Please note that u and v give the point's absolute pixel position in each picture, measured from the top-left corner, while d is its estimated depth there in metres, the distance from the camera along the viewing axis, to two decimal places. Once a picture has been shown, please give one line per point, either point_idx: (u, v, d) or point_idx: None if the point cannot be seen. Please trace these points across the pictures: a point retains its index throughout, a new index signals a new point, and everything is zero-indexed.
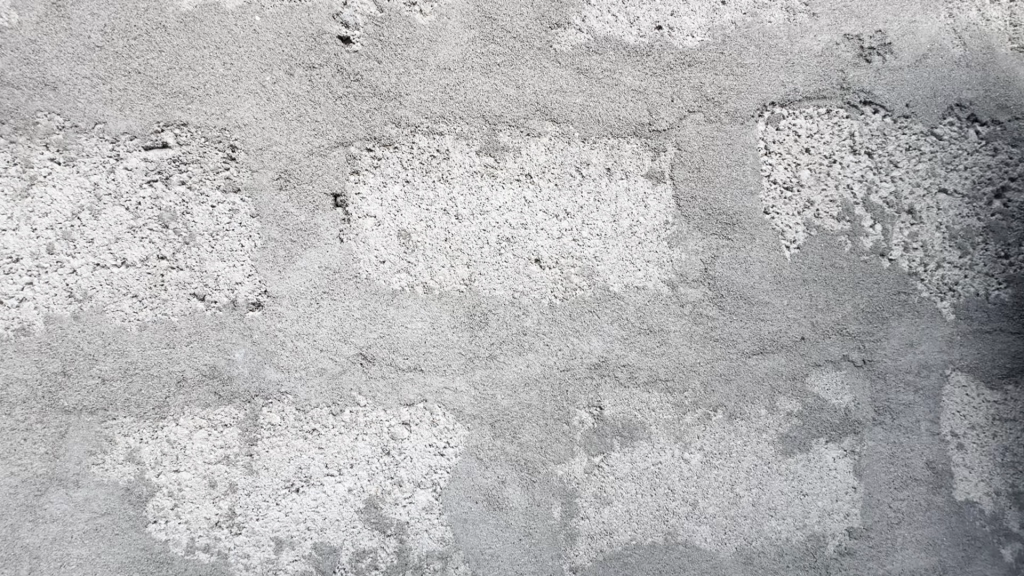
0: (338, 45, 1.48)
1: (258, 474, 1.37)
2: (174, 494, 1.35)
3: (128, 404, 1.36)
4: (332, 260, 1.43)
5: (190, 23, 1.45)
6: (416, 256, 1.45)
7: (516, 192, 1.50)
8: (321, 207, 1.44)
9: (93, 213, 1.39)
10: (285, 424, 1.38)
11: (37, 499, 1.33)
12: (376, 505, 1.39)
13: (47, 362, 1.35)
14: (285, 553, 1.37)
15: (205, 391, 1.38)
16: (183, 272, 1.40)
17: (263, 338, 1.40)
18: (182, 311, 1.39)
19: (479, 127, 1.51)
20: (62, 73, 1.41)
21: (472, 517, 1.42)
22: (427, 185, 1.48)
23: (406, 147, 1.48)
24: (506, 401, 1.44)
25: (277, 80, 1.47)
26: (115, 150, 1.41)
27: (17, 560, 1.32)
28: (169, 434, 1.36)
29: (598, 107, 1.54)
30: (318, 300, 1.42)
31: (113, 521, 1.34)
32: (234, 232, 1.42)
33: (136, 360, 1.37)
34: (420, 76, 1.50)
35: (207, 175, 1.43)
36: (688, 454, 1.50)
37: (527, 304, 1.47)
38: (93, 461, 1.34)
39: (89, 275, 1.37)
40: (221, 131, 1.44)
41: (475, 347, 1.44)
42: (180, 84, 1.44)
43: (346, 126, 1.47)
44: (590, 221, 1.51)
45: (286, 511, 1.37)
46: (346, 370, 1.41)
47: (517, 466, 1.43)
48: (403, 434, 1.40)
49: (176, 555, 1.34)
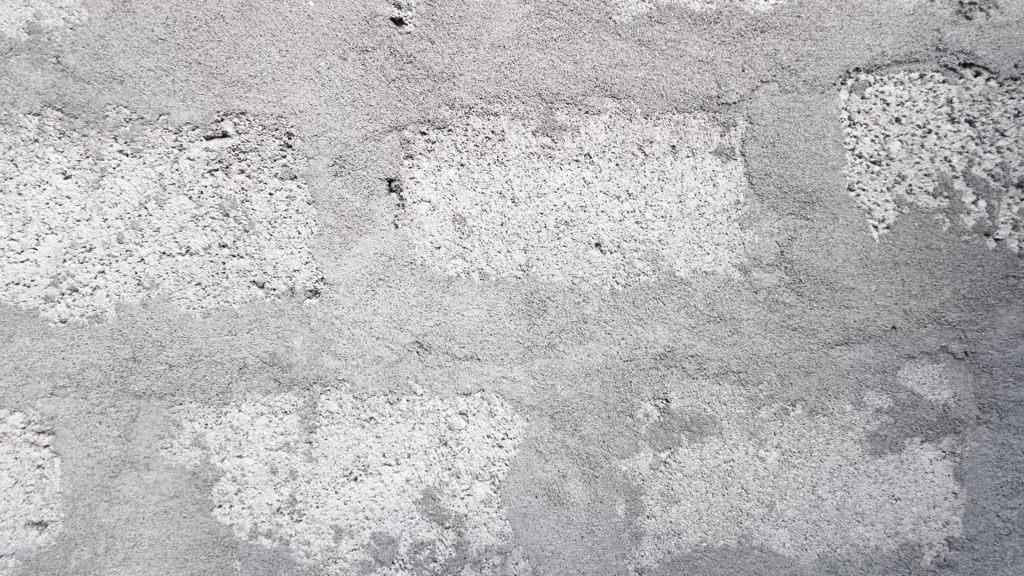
0: (391, 27, 1.45)
1: (317, 463, 1.36)
2: (237, 480, 1.36)
3: (193, 390, 1.38)
4: (387, 246, 1.41)
5: (247, 11, 1.46)
6: (472, 242, 1.41)
7: (574, 173, 1.42)
8: (376, 192, 1.42)
9: (159, 202, 1.42)
10: (343, 412, 1.37)
11: (112, 480, 1.36)
12: (433, 497, 1.36)
13: (119, 347, 1.39)
14: (344, 541, 1.36)
15: (265, 378, 1.38)
16: (243, 259, 1.41)
17: (321, 325, 1.39)
18: (243, 298, 1.40)
19: (535, 106, 1.44)
20: (128, 67, 1.45)
21: (532, 512, 1.36)
22: (482, 168, 1.43)
23: (460, 129, 1.43)
24: (566, 392, 1.38)
25: (331, 66, 1.45)
26: (178, 140, 1.43)
27: (94, 539, 1.36)
28: (233, 420, 1.37)
29: (662, 81, 1.44)
30: (374, 287, 1.39)
31: (181, 504, 1.36)
32: (292, 219, 1.41)
33: (200, 347, 1.39)
34: (474, 55, 1.45)
35: (265, 163, 1.43)
36: (763, 452, 1.39)
37: (587, 291, 1.40)
38: (162, 445, 1.37)
39: (156, 264, 1.40)
40: (278, 118, 1.44)
41: (533, 335, 1.39)
42: (238, 73, 1.45)
43: (399, 109, 1.44)
44: (654, 202, 1.42)
45: (344, 499, 1.36)
46: (402, 358, 1.38)
47: (578, 460, 1.37)
48: (460, 424, 1.36)
49: (240, 540, 1.36)
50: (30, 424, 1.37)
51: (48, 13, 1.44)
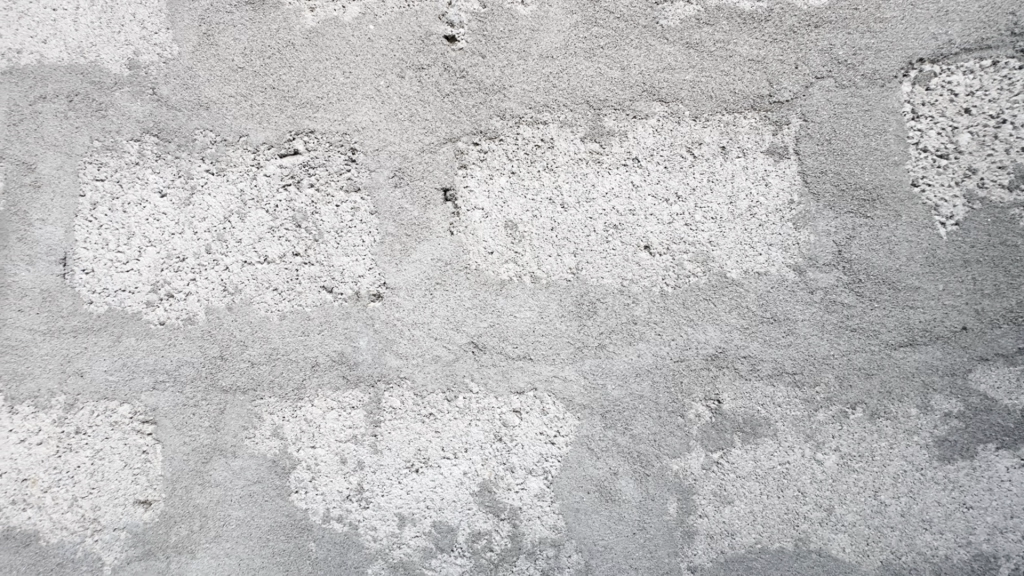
0: (444, 45, 1.54)
1: (382, 454, 1.46)
2: (311, 468, 1.48)
3: (272, 385, 1.52)
4: (444, 252, 1.49)
5: (315, 38, 1.58)
6: (524, 246, 1.47)
7: (623, 177, 1.45)
8: (433, 202, 1.50)
9: (241, 216, 1.57)
10: (405, 408, 1.46)
11: (205, 465, 1.52)
12: (489, 489, 1.43)
13: (209, 346, 1.55)
14: (407, 529, 1.45)
15: (335, 375, 1.50)
16: (314, 266, 1.53)
17: (384, 327, 1.49)
18: (314, 302, 1.52)
19: (583, 113, 1.48)
20: (213, 95, 1.61)
21: (585, 507, 1.40)
22: (532, 175, 1.48)
23: (511, 139, 1.50)
24: (616, 392, 1.41)
25: (390, 84, 1.55)
26: (256, 159, 1.58)
27: (190, 518, 1.51)
28: (306, 414, 1.50)
29: (711, 82, 1.44)
30: (432, 291, 1.48)
31: (263, 489, 1.50)
32: (356, 228, 1.52)
33: (278, 346, 1.53)
34: (524, 67, 1.51)
35: (332, 177, 1.55)
36: (821, 455, 1.37)
37: (637, 292, 1.42)
38: (247, 435, 1.51)
39: (239, 271, 1.55)
40: (343, 135, 1.56)
41: (583, 336, 1.43)
42: (307, 95, 1.58)
43: (453, 122, 1.52)
44: (703, 203, 1.42)
45: (407, 489, 1.45)
46: (459, 358, 1.46)
47: (629, 459, 1.40)
48: (514, 421, 1.43)
49: (314, 523, 1.48)
50: (137, 414, 1.55)
51: (146, 50, 1.63)
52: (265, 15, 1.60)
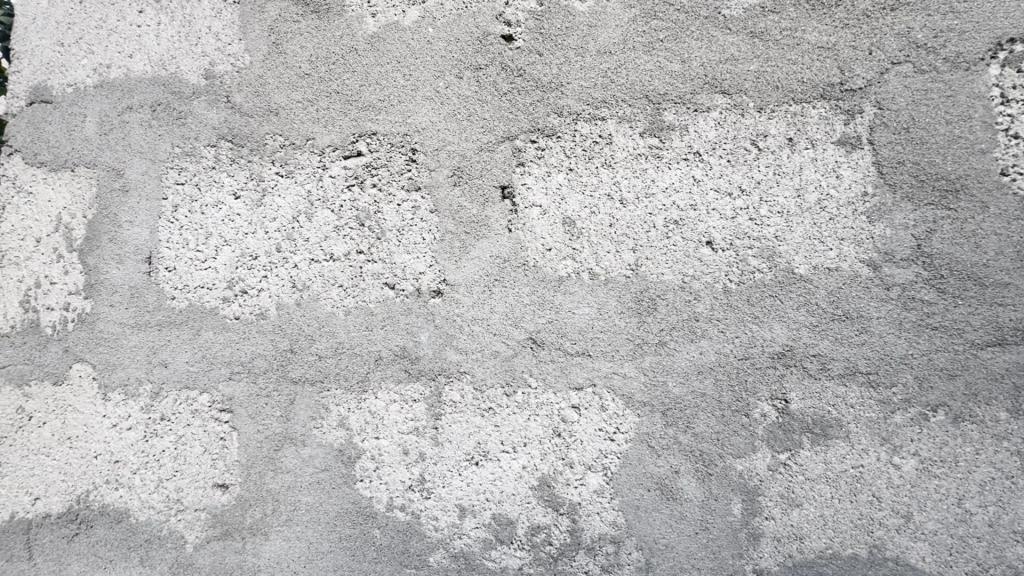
0: (502, 44, 1.56)
1: (443, 447, 1.50)
2: (375, 458, 1.54)
3: (338, 378, 1.58)
4: (502, 249, 1.51)
5: (376, 43, 1.64)
6: (582, 242, 1.47)
7: (683, 172, 1.43)
8: (491, 200, 1.53)
9: (308, 216, 1.64)
10: (465, 402, 1.49)
11: (277, 452, 1.60)
12: (549, 484, 1.44)
13: (280, 340, 1.63)
14: (468, 519, 1.48)
15: (397, 369, 1.54)
16: (377, 263, 1.58)
17: (444, 322, 1.53)
18: (377, 298, 1.57)
19: (642, 108, 1.47)
20: (282, 101, 1.69)
21: (645, 505, 1.39)
22: (590, 171, 1.48)
23: (568, 135, 1.50)
24: (677, 389, 1.39)
25: (449, 84, 1.59)
26: (322, 161, 1.65)
27: (263, 501, 1.60)
28: (370, 406, 1.55)
29: (776, 71, 1.40)
30: (490, 287, 1.50)
31: (330, 476, 1.56)
32: (417, 226, 1.57)
33: (343, 341, 1.59)
34: (581, 63, 1.51)
35: (393, 177, 1.60)
36: (898, 459, 1.31)
37: (698, 289, 1.40)
38: (315, 425, 1.58)
39: (306, 269, 1.63)
40: (404, 136, 1.60)
41: (643, 332, 1.42)
42: (370, 98, 1.64)
43: (511, 120, 1.54)
44: (769, 197, 1.38)
45: (467, 481, 1.48)
46: (518, 353, 1.47)
47: (692, 458, 1.38)
48: (573, 417, 1.43)
49: (379, 511, 1.53)
50: (215, 403, 1.65)
51: (220, 61, 1.74)
52: (330, 23, 1.68)
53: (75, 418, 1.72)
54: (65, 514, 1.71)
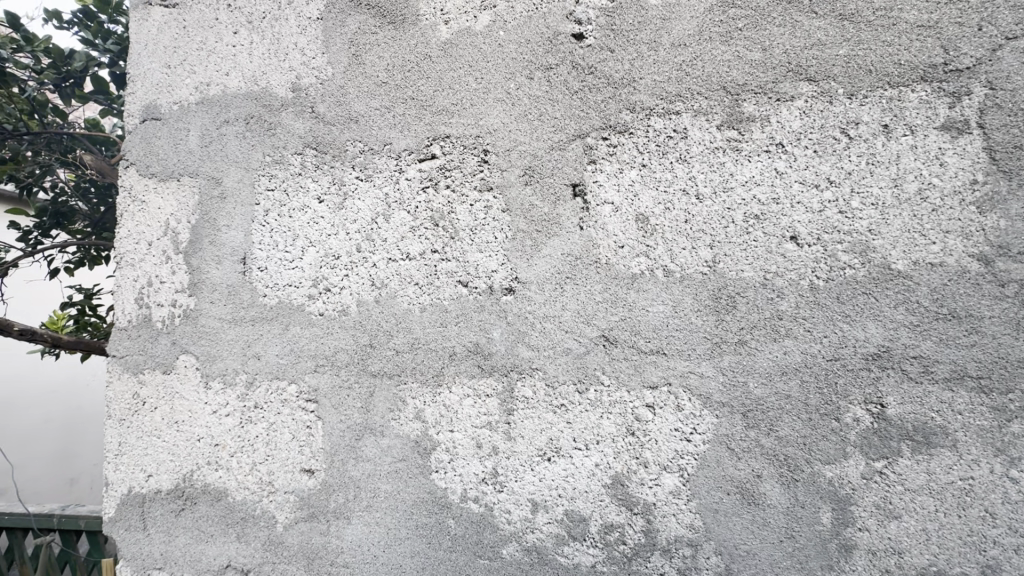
0: (572, 43, 1.57)
1: (515, 441, 1.53)
2: (450, 450, 1.59)
3: (414, 372, 1.64)
4: (574, 246, 1.52)
5: (450, 49, 1.70)
6: (656, 239, 1.45)
7: (765, 164, 1.38)
8: (562, 198, 1.54)
9: (386, 217, 1.72)
10: (537, 398, 1.51)
11: (357, 441, 1.69)
12: (622, 482, 1.43)
13: (360, 335, 1.72)
14: (540, 514, 1.49)
15: (470, 364, 1.59)
16: (451, 262, 1.63)
17: (516, 319, 1.55)
18: (451, 295, 1.62)
19: (720, 100, 1.42)
20: (362, 109, 1.79)
21: (724, 508, 1.35)
22: (664, 167, 1.46)
23: (641, 131, 1.48)
24: (759, 390, 1.34)
25: (520, 85, 1.61)
26: (398, 165, 1.72)
27: (346, 487, 1.69)
28: (445, 399, 1.60)
29: (869, 55, 1.32)
30: (562, 285, 1.51)
31: (407, 466, 1.63)
32: (490, 225, 1.60)
33: (419, 336, 1.65)
34: (655, 58, 1.49)
35: (466, 178, 1.64)
36: (1015, 472, 1.19)
37: (782, 285, 1.34)
38: (392, 416, 1.65)
39: (384, 267, 1.71)
40: (476, 138, 1.64)
41: (721, 331, 1.38)
42: (443, 103, 1.69)
43: (582, 118, 1.54)
44: (861, 188, 1.31)
45: (540, 476, 1.50)
46: (590, 351, 1.48)
47: (775, 462, 1.32)
48: (648, 416, 1.41)
49: (453, 501, 1.58)
50: (302, 393, 1.77)
51: (306, 74, 1.87)
52: (406, 32, 1.76)
53: (181, 404, 1.90)
54: (172, 491, 1.89)
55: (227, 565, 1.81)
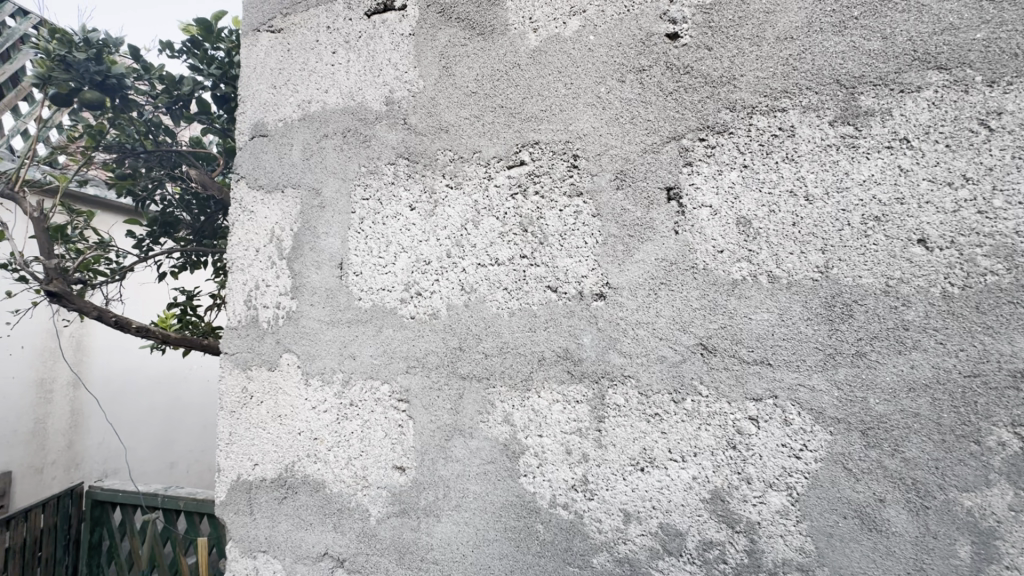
0: (666, 43, 1.53)
1: (607, 450, 1.50)
2: (539, 455, 1.59)
3: (503, 375, 1.66)
4: (669, 251, 1.48)
5: (539, 56, 1.72)
6: (760, 243, 1.38)
7: (887, 162, 1.28)
8: (655, 202, 1.50)
9: (475, 223, 1.76)
10: (630, 406, 1.48)
11: (447, 441, 1.73)
12: (722, 498, 1.36)
13: (450, 338, 1.76)
14: (633, 525, 1.45)
15: (560, 370, 1.58)
16: (540, 267, 1.64)
17: (607, 325, 1.53)
18: (540, 300, 1.63)
19: (832, 94, 1.34)
20: (452, 119, 1.84)
21: (840, 533, 1.25)
22: (768, 167, 1.39)
23: (742, 131, 1.43)
24: (881, 406, 1.24)
25: (611, 89, 1.60)
26: (488, 172, 1.76)
27: (436, 485, 1.74)
28: (534, 404, 1.61)
29: (1014, 37, 1.21)
30: (656, 291, 1.48)
31: (496, 468, 1.65)
32: (580, 230, 1.59)
33: (508, 341, 1.67)
34: (757, 53, 1.42)
35: (555, 183, 1.65)
36: None
37: (908, 293, 1.24)
38: (481, 419, 1.68)
39: (473, 272, 1.74)
40: (566, 143, 1.64)
41: (836, 342, 1.29)
42: (532, 109, 1.71)
43: (677, 119, 1.50)
44: (1005, 184, 1.19)
45: (632, 486, 1.46)
46: (686, 359, 1.43)
47: (901, 486, 1.21)
48: (751, 429, 1.34)
49: (542, 506, 1.57)
50: (394, 393, 1.84)
51: (399, 88, 1.96)
52: (496, 42, 1.80)
53: (285, 399, 2.04)
54: (276, 480, 2.02)
55: (324, 553, 1.91)
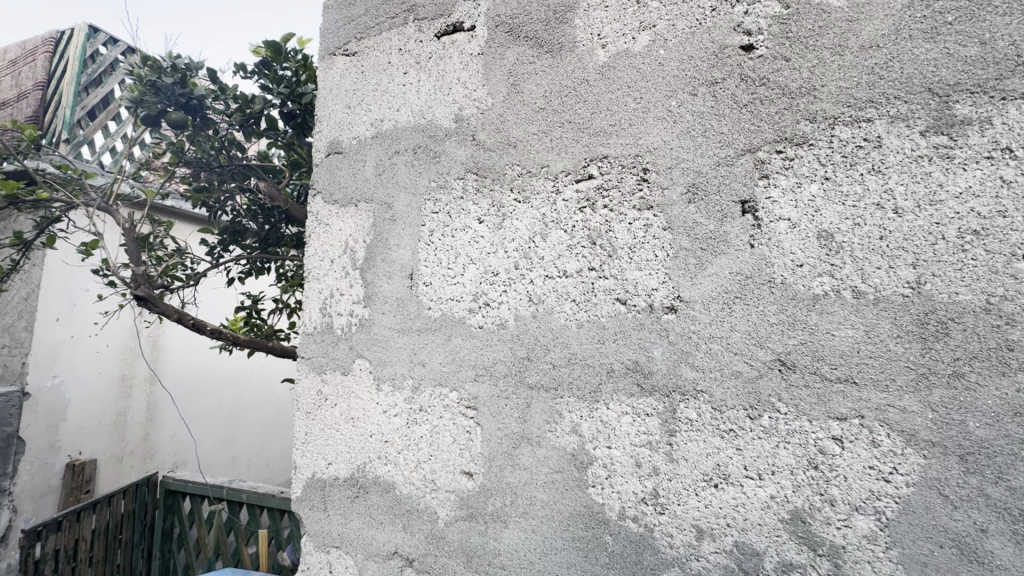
0: (740, 55, 1.53)
1: (678, 464, 1.50)
2: (608, 466, 1.60)
3: (572, 386, 1.68)
4: (744, 265, 1.46)
5: (607, 72, 1.75)
6: (843, 257, 1.35)
7: (986, 173, 1.25)
8: (730, 214, 1.49)
9: (543, 236, 1.80)
10: (702, 421, 1.47)
11: (515, 449, 1.77)
12: (803, 519, 1.33)
13: (517, 348, 1.80)
14: (707, 542, 1.44)
15: (629, 383, 1.59)
16: (609, 280, 1.65)
17: (679, 339, 1.52)
18: (609, 313, 1.64)
19: (924, 103, 1.32)
20: (520, 134, 1.90)
21: (936, 563, 1.21)
22: (853, 179, 1.37)
23: (823, 142, 1.40)
24: (981, 430, 1.20)
25: (682, 102, 1.60)
26: (555, 186, 1.79)
27: (503, 491, 1.78)
28: (603, 415, 1.62)
29: None
30: (731, 305, 1.46)
31: (564, 478, 1.67)
32: (650, 243, 1.60)
33: (576, 352, 1.69)
34: (840, 62, 1.40)
35: (624, 197, 1.66)
36: None
37: (1012, 311, 1.20)
38: (549, 428, 1.71)
39: (541, 284, 1.78)
40: (635, 157, 1.66)
41: (930, 361, 1.25)
42: (601, 124, 1.74)
43: (753, 132, 1.49)
44: None
45: (705, 503, 1.45)
46: (764, 375, 1.40)
47: (1006, 516, 1.17)
48: (835, 449, 1.31)
49: (611, 518, 1.58)
50: (463, 400, 1.89)
51: (468, 106, 2.03)
52: (564, 59, 1.84)
53: (358, 402, 2.11)
54: (348, 479, 2.10)
55: (395, 552, 1.98)
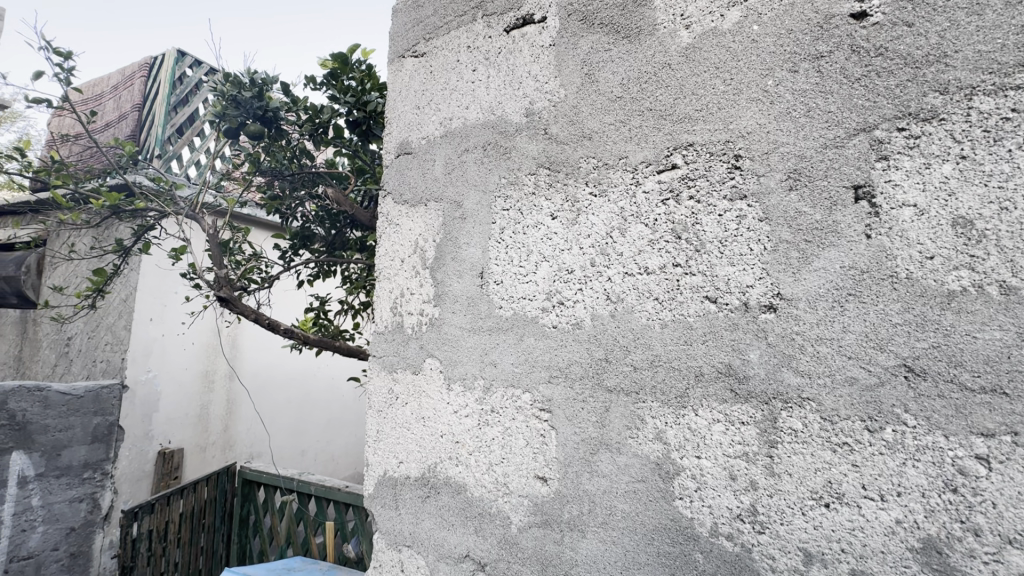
0: (851, 24, 1.39)
1: (780, 479, 1.36)
2: (697, 478, 1.47)
3: (655, 390, 1.57)
4: (858, 258, 1.31)
5: (692, 53, 1.63)
6: (986, 248, 1.20)
7: None
8: (840, 202, 1.34)
9: (622, 231, 1.70)
10: (810, 432, 1.33)
11: (592, 455, 1.68)
12: (938, 549, 1.19)
13: (594, 349, 1.71)
14: (816, 568, 1.31)
15: (721, 388, 1.46)
16: (697, 276, 1.53)
17: (780, 340, 1.39)
18: (697, 312, 1.52)
19: None
20: (596, 126, 1.81)
21: None
22: (997, 158, 1.21)
23: (958, 116, 1.25)
24: None
25: (780, 81, 1.47)
26: (635, 177, 1.69)
27: (581, 499, 1.69)
28: (691, 422, 1.50)
29: None
30: (843, 303, 1.31)
31: (648, 488, 1.56)
32: (744, 236, 1.47)
33: (660, 354, 1.57)
34: (978, 24, 1.25)
35: (713, 187, 1.54)
36: None
37: None
38: (630, 434, 1.61)
39: (620, 282, 1.68)
40: (726, 144, 1.53)
41: None
42: (685, 110, 1.62)
43: (868, 109, 1.34)
44: None
45: (814, 523, 1.32)
46: (885, 382, 1.26)
47: None
48: (979, 471, 1.16)
49: (702, 534, 1.46)
50: (536, 402, 1.82)
51: (539, 99, 1.97)
52: (642, 43, 1.74)
53: (427, 402, 2.10)
54: (419, 478, 2.09)
55: (466, 555, 1.94)
